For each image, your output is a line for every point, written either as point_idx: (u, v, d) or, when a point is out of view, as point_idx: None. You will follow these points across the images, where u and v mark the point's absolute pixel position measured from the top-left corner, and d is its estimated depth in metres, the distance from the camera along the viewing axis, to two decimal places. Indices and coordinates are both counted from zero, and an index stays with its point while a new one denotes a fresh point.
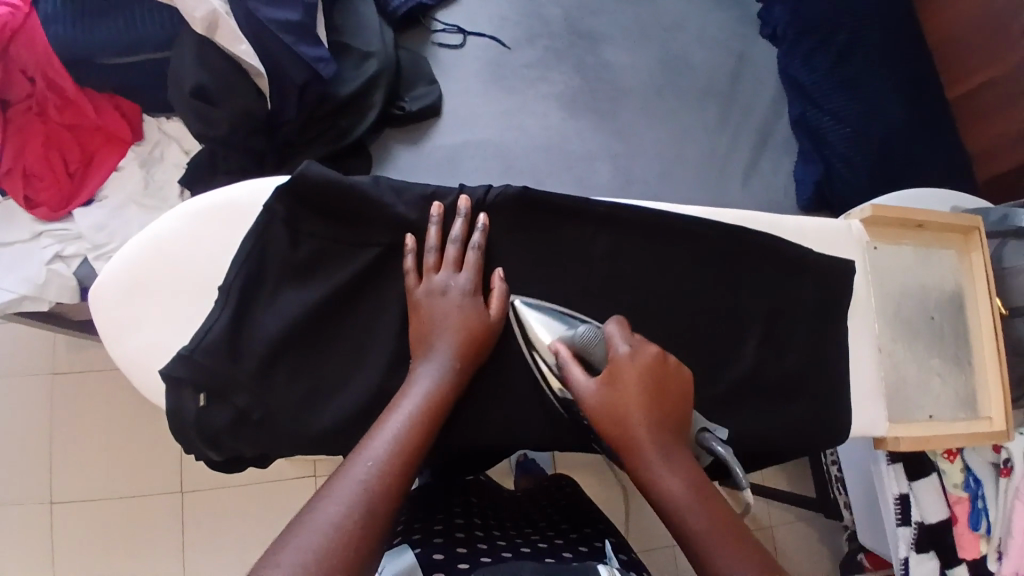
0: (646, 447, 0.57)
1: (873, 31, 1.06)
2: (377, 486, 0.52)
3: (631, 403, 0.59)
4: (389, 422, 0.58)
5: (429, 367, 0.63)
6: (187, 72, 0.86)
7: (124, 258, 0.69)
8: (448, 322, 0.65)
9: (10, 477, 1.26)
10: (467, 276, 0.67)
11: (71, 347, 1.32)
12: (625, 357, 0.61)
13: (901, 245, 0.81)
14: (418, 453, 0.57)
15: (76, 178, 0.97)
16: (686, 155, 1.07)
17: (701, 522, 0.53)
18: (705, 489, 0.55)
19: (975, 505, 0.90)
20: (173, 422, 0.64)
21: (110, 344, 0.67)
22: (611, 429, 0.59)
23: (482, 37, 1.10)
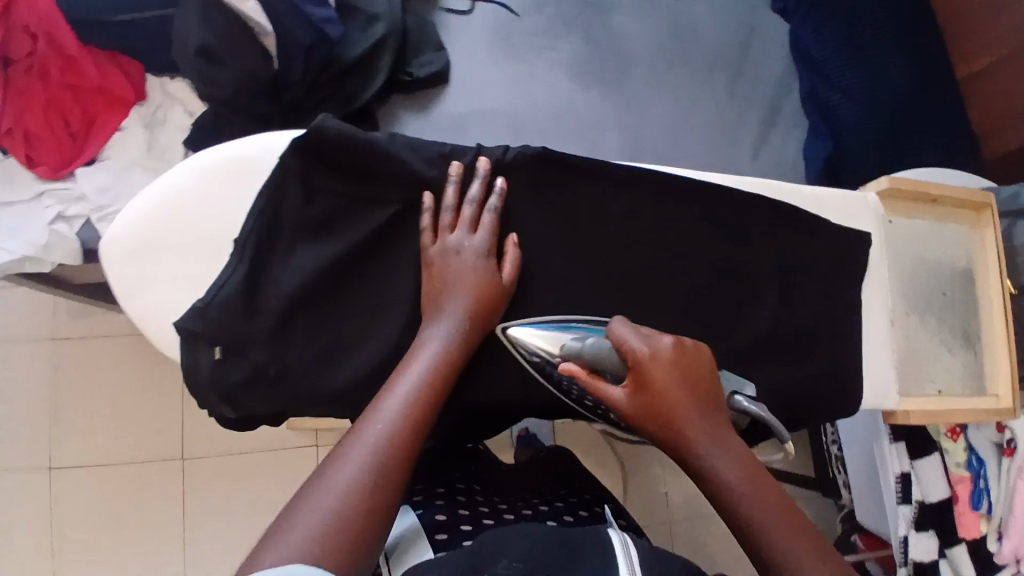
0: (693, 435, 0.57)
1: (887, 6, 1.04)
2: (389, 447, 0.53)
3: (670, 400, 0.58)
4: (401, 381, 0.58)
5: (439, 325, 0.63)
6: (191, 31, 0.84)
7: (131, 211, 0.66)
8: (460, 283, 0.65)
9: (11, 442, 1.27)
10: (482, 237, 0.67)
11: (69, 312, 1.31)
12: (648, 361, 0.59)
13: (913, 219, 0.82)
14: (430, 412, 0.57)
15: (78, 138, 0.95)
16: (698, 125, 1.06)
17: (757, 508, 0.54)
18: (752, 469, 0.57)
19: (977, 484, 0.92)
20: (189, 376, 0.64)
21: (122, 301, 0.65)
22: (656, 427, 0.58)
23: (491, 3, 1.07)
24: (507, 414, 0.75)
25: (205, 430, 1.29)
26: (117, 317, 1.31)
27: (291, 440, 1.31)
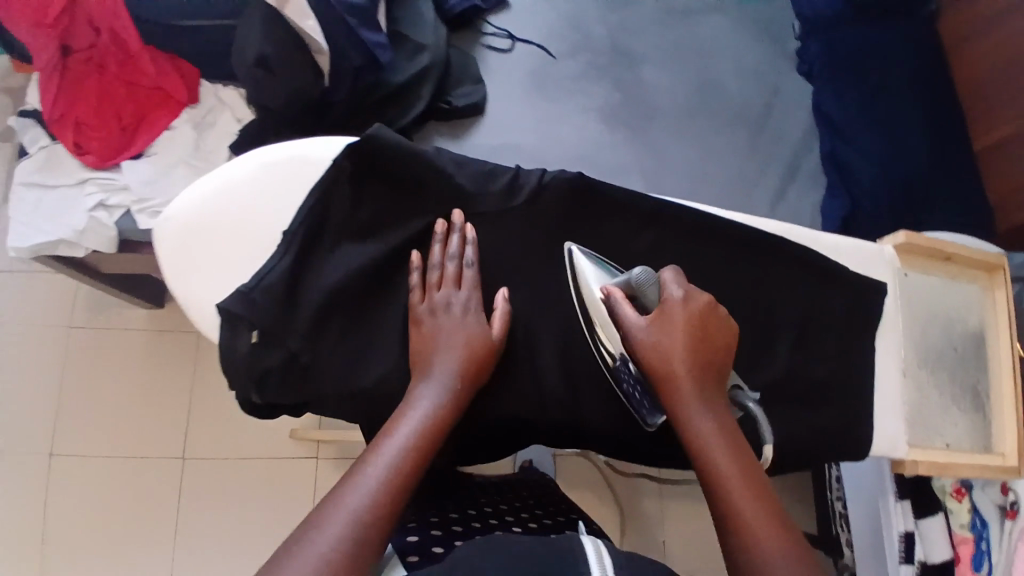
0: (686, 385, 0.59)
1: (906, 78, 1.09)
2: (371, 513, 0.51)
3: (674, 347, 0.60)
4: (388, 443, 0.56)
5: (429, 386, 0.62)
6: (251, 41, 0.89)
7: (191, 200, 0.72)
8: (450, 347, 0.66)
9: (14, 425, 1.27)
10: (467, 293, 0.70)
11: (89, 302, 1.34)
12: (677, 301, 0.62)
13: (929, 273, 0.84)
14: (416, 475, 0.55)
15: (127, 132, 1.00)
16: (722, 175, 1.08)
17: (724, 466, 0.55)
18: (732, 434, 0.58)
19: (979, 546, 0.93)
20: (225, 359, 0.68)
21: (171, 280, 0.71)
22: (656, 367, 0.60)
23: (530, 45, 1.11)
24: (518, 432, 0.75)
25: (208, 431, 1.30)
26: (134, 311, 1.34)
27: (291, 451, 1.31)
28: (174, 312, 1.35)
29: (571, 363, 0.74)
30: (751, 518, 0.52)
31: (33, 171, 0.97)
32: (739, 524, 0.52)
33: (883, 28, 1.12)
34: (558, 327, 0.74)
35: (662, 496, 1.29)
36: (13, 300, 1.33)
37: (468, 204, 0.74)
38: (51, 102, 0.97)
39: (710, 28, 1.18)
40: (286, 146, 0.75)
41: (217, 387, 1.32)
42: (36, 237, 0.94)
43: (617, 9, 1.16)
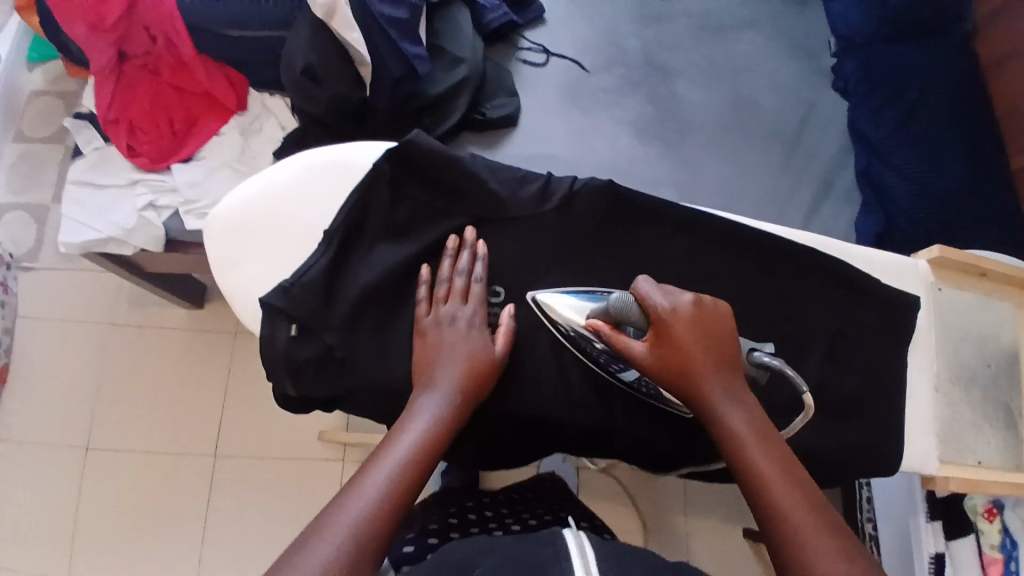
0: (712, 385, 0.60)
1: (945, 96, 1.08)
2: (368, 527, 0.51)
3: (693, 347, 0.60)
4: (386, 458, 0.56)
5: (431, 399, 0.62)
6: (298, 50, 0.95)
7: (240, 200, 0.77)
8: (453, 361, 0.66)
9: (57, 416, 1.32)
10: (472, 308, 0.71)
11: (132, 300, 1.39)
12: (665, 318, 0.61)
13: (965, 289, 0.85)
14: (414, 489, 0.55)
15: (178, 136, 1.05)
16: (753, 189, 1.08)
17: (762, 463, 0.56)
18: (763, 430, 0.58)
19: (1008, 566, 0.90)
20: (265, 350, 0.70)
21: (219, 273, 0.76)
22: (676, 373, 0.60)
23: (564, 59, 1.13)
24: (541, 432, 0.75)
25: (238, 428, 1.33)
26: (173, 309, 1.39)
27: (318, 451, 1.33)
28: (211, 312, 1.40)
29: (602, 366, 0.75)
30: (788, 505, 0.53)
31: (85, 170, 1.03)
32: (787, 519, 0.52)
33: (921, 46, 1.11)
34: None
35: (688, 514, 1.28)
36: (60, 296, 1.39)
37: (500, 210, 0.77)
38: (107, 106, 1.03)
39: (745, 44, 1.18)
40: (329, 150, 0.79)
41: (248, 387, 1.35)
42: (87, 235, 0.98)
43: (652, 24, 1.18)
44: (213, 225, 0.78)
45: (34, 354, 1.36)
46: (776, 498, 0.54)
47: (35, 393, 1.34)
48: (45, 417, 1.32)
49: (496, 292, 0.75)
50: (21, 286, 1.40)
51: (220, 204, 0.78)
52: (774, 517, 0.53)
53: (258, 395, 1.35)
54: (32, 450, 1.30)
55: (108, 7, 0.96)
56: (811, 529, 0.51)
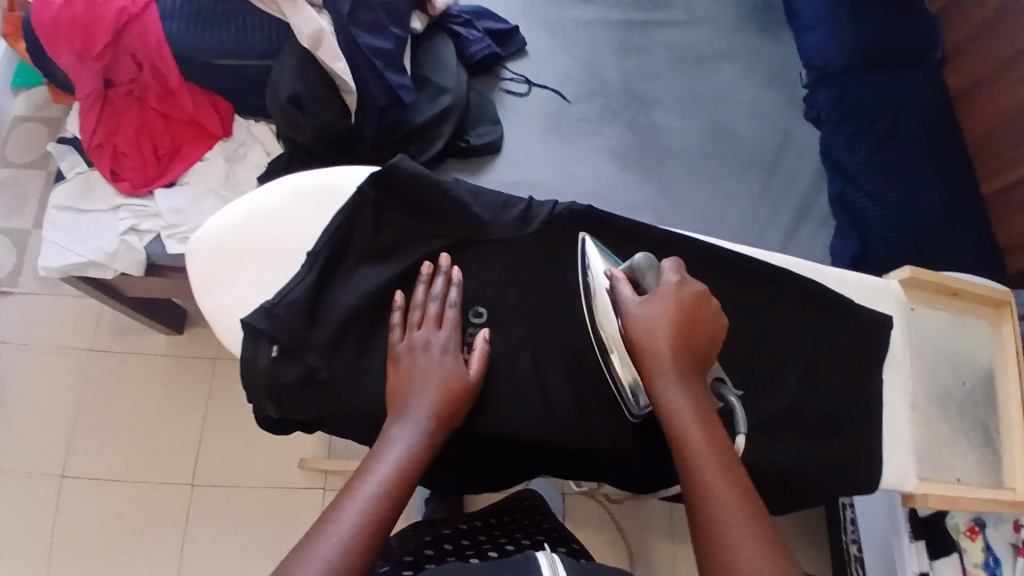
0: (667, 365, 0.60)
1: (913, 124, 1.12)
2: (342, 564, 0.50)
3: (662, 331, 0.61)
4: (359, 492, 0.55)
5: (405, 428, 0.61)
6: (285, 81, 0.96)
7: (224, 223, 0.78)
8: (428, 385, 0.65)
9: (29, 446, 1.29)
10: (446, 333, 0.70)
11: (111, 327, 1.38)
12: (672, 284, 0.63)
13: (936, 309, 0.87)
14: (388, 521, 0.55)
15: (162, 162, 1.05)
16: (732, 213, 1.10)
17: (700, 447, 0.57)
18: (707, 418, 0.59)
19: None
20: (246, 373, 0.70)
21: (199, 296, 0.76)
22: (640, 347, 0.61)
23: (546, 89, 1.16)
24: (524, 452, 0.75)
25: (219, 456, 1.30)
26: (154, 336, 1.37)
27: (300, 480, 1.31)
28: (192, 338, 1.38)
29: (583, 388, 0.76)
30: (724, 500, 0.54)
31: (68, 197, 1.03)
32: (711, 507, 0.53)
33: (892, 76, 1.15)
34: (568, 352, 0.76)
35: (674, 540, 1.27)
36: (38, 323, 1.37)
37: (483, 232, 0.78)
38: (91, 132, 1.03)
39: (721, 75, 1.22)
40: (313, 174, 0.80)
41: (229, 414, 1.33)
42: (67, 259, 0.98)
43: (631, 56, 1.21)
44: (194, 248, 0.77)
45: (8, 382, 1.33)
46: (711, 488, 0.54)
47: (8, 421, 1.30)
48: (17, 445, 1.29)
49: (478, 313, 0.75)
50: None
51: (202, 227, 0.79)
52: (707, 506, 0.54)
53: (239, 422, 1.33)
54: (3, 480, 1.27)
55: (95, 35, 0.96)
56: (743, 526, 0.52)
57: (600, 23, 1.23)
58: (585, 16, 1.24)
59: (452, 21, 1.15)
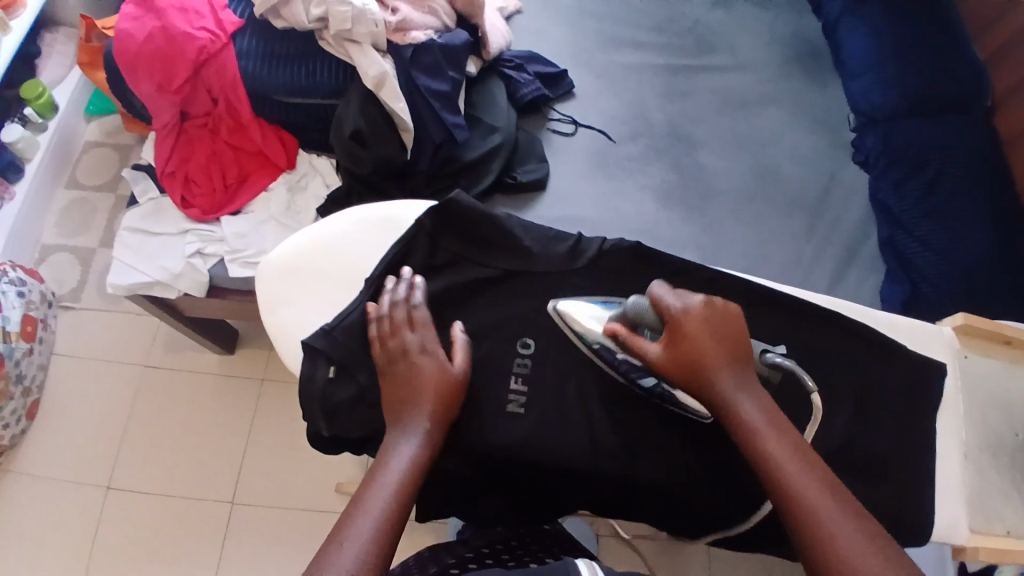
0: (723, 374, 0.64)
1: (966, 167, 1.10)
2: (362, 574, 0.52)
3: (707, 345, 0.64)
4: (368, 504, 0.57)
5: (407, 441, 0.64)
6: (349, 117, 1.02)
7: (291, 249, 0.84)
8: (422, 397, 0.67)
9: (81, 457, 1.35)
10: (422, 332, 0.72)
11: (166, 344, 1.44)
12: (679, 316, 0.65)
13: (989, 356, 0.86)
14: (395, 531, 0.57)
15: (229, 190, 1.11)
16: (776, 255, 1.11)
17: (774, 444, 0.60)
18: (776, 418, 0.62)
19: None
20: (303, 389, 0.74)
21: (264, 315, 0.81)
22: (689, 368, 0.64)
23: (592, 129, 1.20)
24: (569, 480, 0.75)
25: (258, 476, 1.34)
26: (205, 355, 1.43)
27: (337, 504, 1.33)
28: (241, 358, 1.43)
29: (627, 423, 0.76)
30: (804, 486, 0.57)
31: (139, 219, 1.10)
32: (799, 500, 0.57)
33: (942, 120, 1.15)
34: (614, 385, 0.77)
35: None
36: (98, 338, 1.45)
37: (532, 264, 0.80)
38: (166, 160, 1.10)
39: (765, 118, 1.24)
40: (375, 206, 0.86)
41: (271, 434, 1.37)
42: (135, 278, 1.04)
43: (676, 99, 1.25)
44: (263, 271, 0.83)
45: (65, 393, 1.40)
46: (790, 478, 0.58)
47: (63, 431, 1.37)
48: (69, 455, 1.35)
49: (526, 344, 0.78)
50: (60, 325, 1.45)
51: (271, 252, 0.85)
52: (792, 502, 0.57)
53: (282, 442, 1.37)
54: (53, 488, 1.32)
55: (176, 71, 1.02)
56: (826, 506, 0.56)
57: (646, 67, 1.28)
58: (632, 60, 1.28)
59: (504, 65, 1.21)
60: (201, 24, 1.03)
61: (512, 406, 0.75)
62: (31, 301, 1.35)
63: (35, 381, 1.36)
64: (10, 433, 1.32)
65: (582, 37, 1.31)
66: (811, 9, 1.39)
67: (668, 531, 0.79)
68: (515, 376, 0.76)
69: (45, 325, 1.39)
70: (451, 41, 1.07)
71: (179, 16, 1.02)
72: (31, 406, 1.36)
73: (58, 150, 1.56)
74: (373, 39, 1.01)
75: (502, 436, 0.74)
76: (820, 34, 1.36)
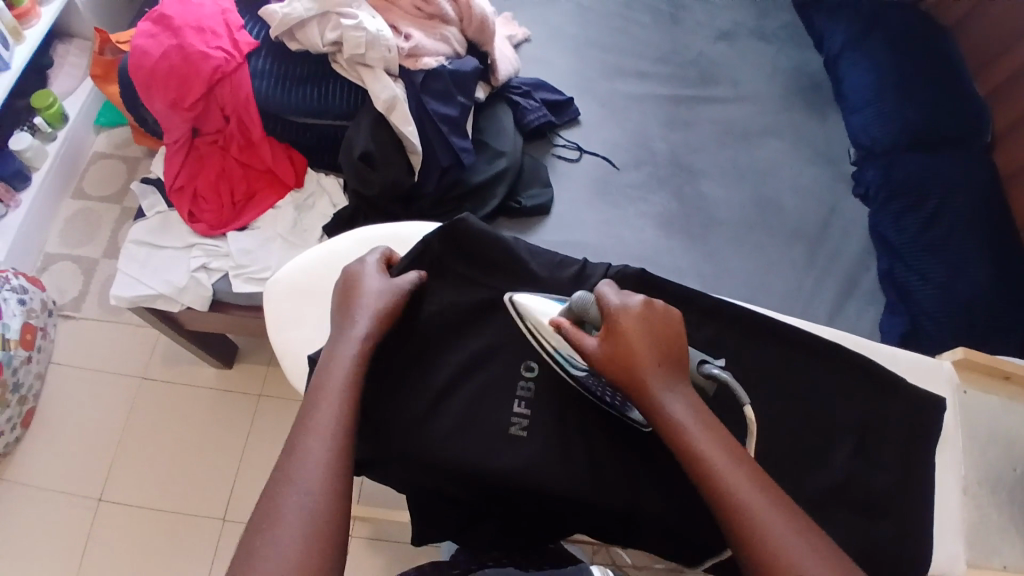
0: (656, 379, 0.60)
1: (963, 202, 1.11)
2: (323, 494, 0.54)
3: (642, 343, 0.61)
4: (325, 402, 0.60)
5: (347, 343, 0.67)
6: (359, 139, 1.04)
7: (300, 268, 0.89)
8: (367, 307, 0.71)
9: (73, 468, 1.34)
10: (373, 261, 0.78)
11: (164, 357, 1.44)
12: (620, 312, 0.63)
13: (987, 393, 0.88)
14: (349, 437, 0.59)
15: (237, 207, 1.13)
16: (776, 284, 1.12)
17: (711, 451, 0.57)
18: (711, 423, 0.59)
19: None
20: None
21: (272, 334, 0.85)
22: (624, 375, 0.61)
23: (596, 156, 1.22)
24: (570, 508, 0.75)
25: (252, 493, 1.33)
26: (204, 368, 1.43)
27: None
28: (239, 372, 1.43)
29: (633, 454, 0.76)
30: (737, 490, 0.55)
31: (145, 232, 1.11)
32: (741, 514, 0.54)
33: (943, 155, 1.17)
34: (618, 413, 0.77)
35: None
36: (97, 348, 1.45)
37: (539, 287, 0.83)
38: (175, 175, 1.12)
39: (766, 150, 1.26)
40: (381, 228, 0.93)
41: (267, 449, 1.36)
42: (139, 290, 1.05)
43: (679, 129, 1.27)
44: (272, 288, 0.89)
45: (62, 403, 1.40)
46: (723, 479, 0.56)
47: (56, 441, 1.36)
48: (62, 466, 1.34)
49: (530, 366, 0.79)
50: (59, 333, 1.45)
51: (280, 271, 0.90)
52: (732, 514, 0.54)
53: (277, 459, 1.35)
54: (44, 498, 1.31)
55: (189, 88, 1.03)
56: (751, 496, 0.55)
57: (651, 97, 1.30)
58: (636, 90, 1.30)
59: (511, 91, 1.23)
60: (216, 44, 1.04)
61: (514, 430, 0.76)
62: (32, 309, 1.35)
63: (31, 390, 1.36)
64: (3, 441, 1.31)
65: (588, 66, 1.33)
66: (813, 43, 1.42)
67: (672, 562, 0.78)
68: (518, 400, 0.78)
69: (44, 334, 1.39)
70: (460, 67, 1.09)
71: (195, 36, 1.04)
72: (26, 415, 1.35)
73: (66, 161, 1.57)
74: (386, 64, 1.03)
75: (506, 460, 0.74)
76: (822, 69, 1.39)
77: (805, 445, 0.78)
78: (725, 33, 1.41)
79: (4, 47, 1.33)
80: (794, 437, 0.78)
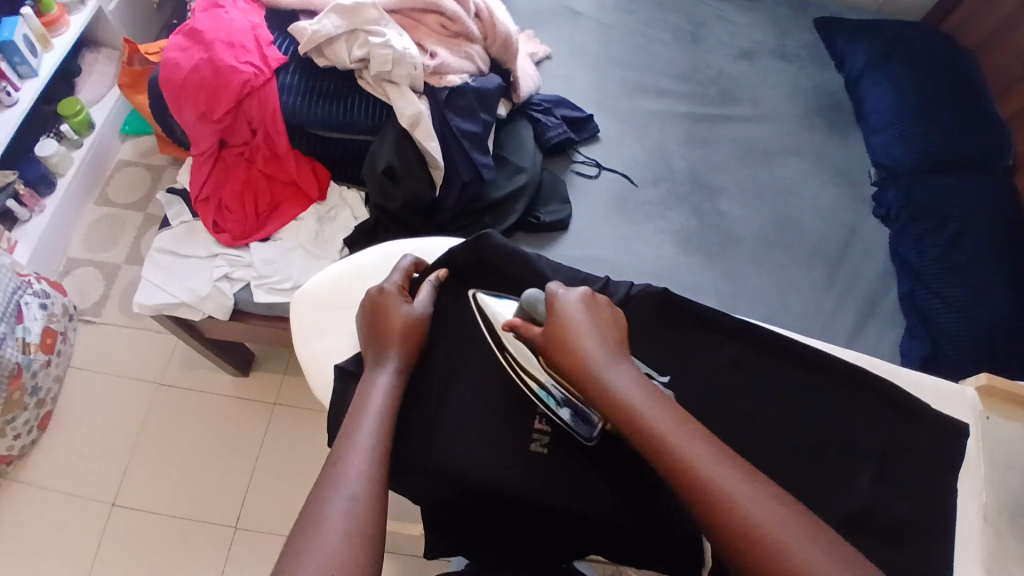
0: (593, 357, 0.61)
1: (986, 224, 1.10)
2: (366, 501, 0.56)
3: (582, 326, 0.63)
4: (366, 426, 0.63)
5: (383, 374, 0.70)
6: (383, 154, 1.05)
7: (326, 279, 0.91)
8: (393, 330, 0.74)
9: (88, 472, 1.35)
10: (398, 277, 0.81)
11: (183, 363, 1.46)
12: (559, 304, 0.65)
13: (1011, 419, 0.86)
14: (387, 454, 0.62)
15: (261, 218, 1.15)
16: (795, 304, 1.11)
17: (659, 420, 0.57)
18: (660, 397, 0.59)
19: None
20: (333, 420, 0.76)
21: (298, 343, 0.87)
22: (563, 359, 0.62)
23: (614, 172, 1.22)
24: (592, 526, 0.74)
25: (265, 502, 1.33)
26: (221, 375, 1.45)
27: None
28: (255, 380, 1.45)
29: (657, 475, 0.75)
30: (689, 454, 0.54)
31: (170, 240, 1.13)
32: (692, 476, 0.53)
33: (966, 177, 1.16)
34: None
35: None
36: (116, 353, 1.47)
37: None
38: (201, 185, 1.14)
39: (785, 170, 1.26)
40: (405, 242, 0.94)
41: (280, 458, 1.37)
42: (161, 297, 1.07)
43: (698, 147, 1.27)
44: (298, 298, 0.90)
45: (77, 407, 1.41)
46: (668, 443, 0.55)
47: (73, 445, 1.37)
48: (77, 470, 1.35)
49: None
50: (78, 338, 1.48)
51: (306, 283, 0.92)
52: (684, 480, 0.54)
53: (289, 468, 1.36)
54: (57, 501, 1.32)
55: (218, 102, 1.05)
56: (699, 450, 0.55)
57: (671, 115, 1.31)
58: (655, 108, 1.31)
59: (533, 108, 1.24)
60: (246, 58, 1.06)
61: (534, 446, 0.76)
62: (52, 313, 1.38)
63: (49, 393, 1.37)
64: (20, 444, 1.32)
65: (608, 83, 1.34)
66: (834, 63, 1.42)
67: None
68: (539, 416, 0.77)
69: (63, 338, 1.42)
70: (484, 85, 1.11)
71: (226, 50, 1.06)
72: (43, 418, 1.37)
73: (92, 168, 1.61)
74: (411, 80, 1.05)
75: (525, 479, 0.74)
76: (842, 89, 1.39)
77: (824, 468, 0.77)
78: (745, 53, 1.42)
79: (33, 56, 1.37)
80: (813, 462, 0.77)
